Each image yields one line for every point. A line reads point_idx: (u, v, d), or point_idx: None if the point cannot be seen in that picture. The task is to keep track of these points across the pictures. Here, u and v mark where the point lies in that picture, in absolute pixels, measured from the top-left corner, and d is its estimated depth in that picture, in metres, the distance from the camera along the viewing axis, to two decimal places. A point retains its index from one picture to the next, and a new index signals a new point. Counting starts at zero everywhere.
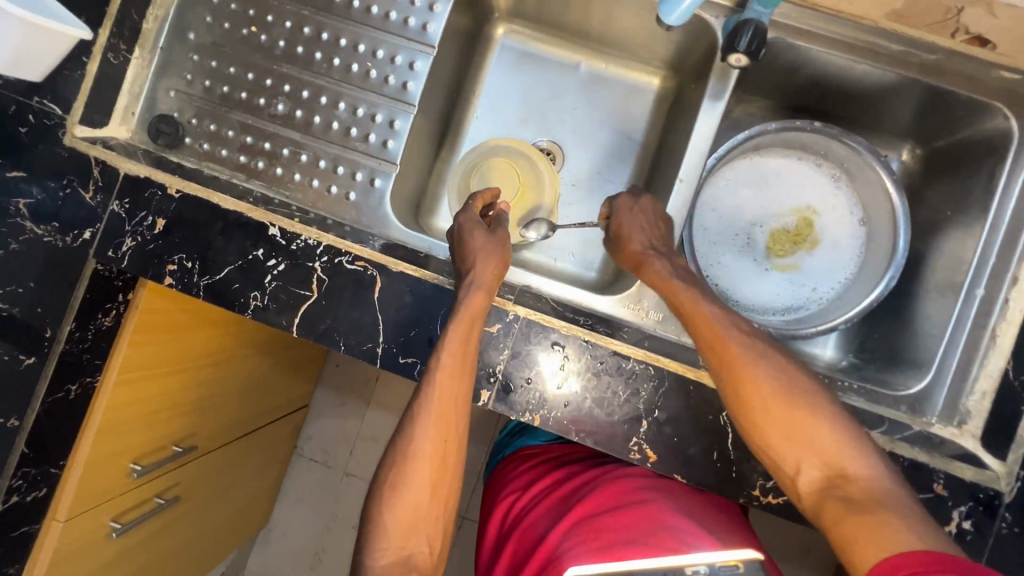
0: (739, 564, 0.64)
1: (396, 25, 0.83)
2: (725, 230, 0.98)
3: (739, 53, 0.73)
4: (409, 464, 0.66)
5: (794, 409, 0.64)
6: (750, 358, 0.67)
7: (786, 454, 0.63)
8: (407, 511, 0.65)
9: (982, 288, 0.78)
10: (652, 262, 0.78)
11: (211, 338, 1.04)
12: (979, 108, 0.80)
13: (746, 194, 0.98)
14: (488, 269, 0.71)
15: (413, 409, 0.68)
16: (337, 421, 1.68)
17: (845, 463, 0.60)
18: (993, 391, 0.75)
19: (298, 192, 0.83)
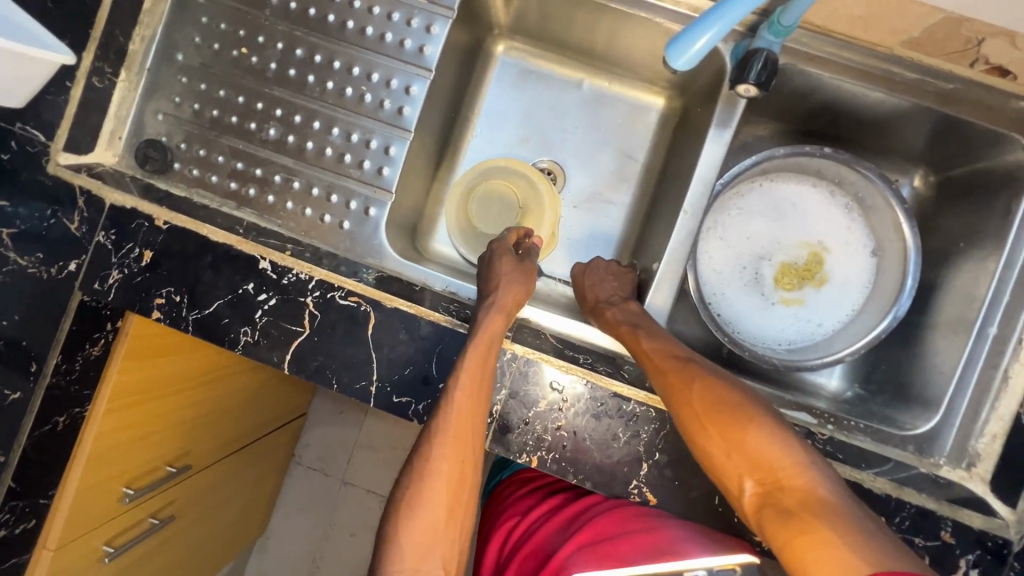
0: (735, 568, 0.63)
1: (392, 47, 0.80)
2: (731, 257, 0.95)
3: (749, 83, 0.70)
4: (425, 481, 0.64)
5: (729, 424, 0.63)
6: (688, 377, 0.68)
7: (729, 470, 0.63)
8: (423, 532, 0.62)
9: (995, 327, 0.75)
10: (607, 307, 0.80)
11: (205, 358, 1.02)
12: (997, 140, 0.77)
13: (756, 224, 0.95)
14: (510, 293, 0.75)
15: (432, 426, 0.66)
16: (336, 430, 1.67)
17: (780, 474, 0.59)
18: (1003, 434, 0.73)
19: (290, 221, 0.80)
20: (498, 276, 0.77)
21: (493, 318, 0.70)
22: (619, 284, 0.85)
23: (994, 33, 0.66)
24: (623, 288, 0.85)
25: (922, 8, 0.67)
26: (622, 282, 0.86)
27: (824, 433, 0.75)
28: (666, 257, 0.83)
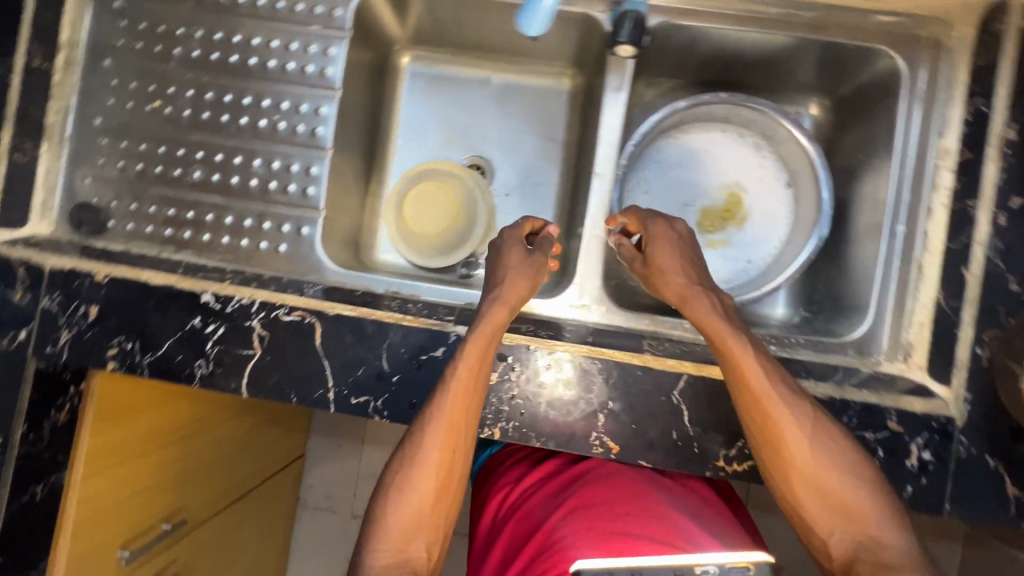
0: (748, 567, 0.66)
1: (296, 75, 0.85)
2: (659, 210, 1.00)
3: (622, 44, 0.76)
4: (415, 470, 0.69)
5: (823, 475, 0.66)
6: (784, 402, 0.67)
7: (822, 522, 0.66)
8: (412, 514, 0.68)
9: (902, 224, 0.80)
10: (698, 299, 0.75)
11: (184, 409, 1.04)
12: (866, 54, 0.83)
13: (677, 174, 1.01)
14: (513, 286, 0.76)
15: (423, 416, 0.70)
16: (337, 466, 1.65)
17: (874, 527, 0.64)
18: (930, 321, 0.76)
19: (230, 254, 0.84)
20: (508, 269, 0.78)
21: (496, 312, 0.72)
22: (698, 268, 0.80)
23: None
24: (696, 269, 0.80)
25: None
26: (694, 263, 0.80)
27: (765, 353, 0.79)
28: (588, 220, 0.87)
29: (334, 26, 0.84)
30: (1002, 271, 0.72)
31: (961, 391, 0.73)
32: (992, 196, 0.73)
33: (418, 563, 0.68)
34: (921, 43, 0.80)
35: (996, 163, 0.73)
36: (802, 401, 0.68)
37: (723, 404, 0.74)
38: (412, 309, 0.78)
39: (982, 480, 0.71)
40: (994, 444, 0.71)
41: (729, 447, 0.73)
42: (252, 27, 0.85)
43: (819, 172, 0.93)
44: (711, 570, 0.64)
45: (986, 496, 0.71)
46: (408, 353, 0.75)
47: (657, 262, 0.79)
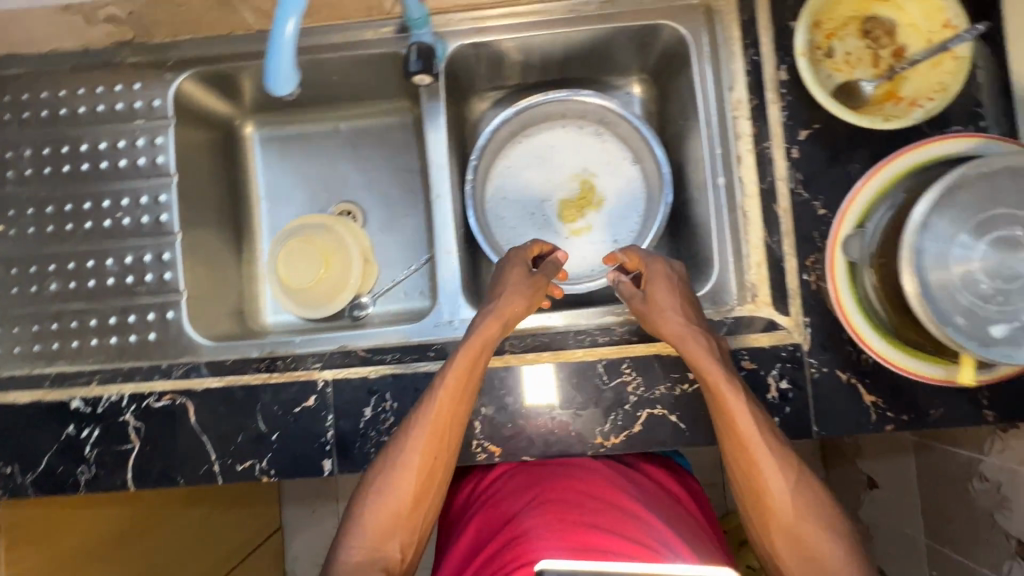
0: None
1: (130, 170, 0.88)
2: (520, 213, 1.03)
3: (416, 74, 0.79)
4: (397, 472, 0.69)
5: (787, 501, 0.66)
6: (767, 448, 0.67)
7: (783, 549, 0.66)
8: (388, 517, 0.68)
9: (721, 176, 0.85)
10: (695, 338, 0.71)
11: (109, 513, 0.99)
12: (653, 29, 0.88)
13: (532, 174, 1.04)
14: (510, 305, 0.74)
15: (410, 420, 0.70)
16: (317, 529, 1.48)
17: (837, 574, 0.64)
18: (764, 260, 0.81)
19: (101, 354, 0.85)
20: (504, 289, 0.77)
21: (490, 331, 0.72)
22: (692, 305, 0.74)
23: None
24: (692, 308, 0.75)
25: None
26: (692, 303, 0.75)
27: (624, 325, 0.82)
28: (441, 240, 0.89)
29: (158, 116, 0.88)
30: (806, 199, 0.77)
31: (800, 318, 0.77)
32: (782, 134, 0.78)
33: (392, 563, 0.67)
34: (696, 10, 0.86)
35: (778, 104, 0.79)
36: (768, 427, 0.69)
37: (589, 383, 0.76)
38: (280, 365, 0.80)
39: (840, 395, 0.75)
40: (842, 359, 0.75)
41: (603, 423, 0.76)
42: (79, 136, 0.88)
43: (651, 145, 0.97)
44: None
45: (847, 409, 0.75)
46: (282, 409, 0.77)
47: (653, 300, 0.74)
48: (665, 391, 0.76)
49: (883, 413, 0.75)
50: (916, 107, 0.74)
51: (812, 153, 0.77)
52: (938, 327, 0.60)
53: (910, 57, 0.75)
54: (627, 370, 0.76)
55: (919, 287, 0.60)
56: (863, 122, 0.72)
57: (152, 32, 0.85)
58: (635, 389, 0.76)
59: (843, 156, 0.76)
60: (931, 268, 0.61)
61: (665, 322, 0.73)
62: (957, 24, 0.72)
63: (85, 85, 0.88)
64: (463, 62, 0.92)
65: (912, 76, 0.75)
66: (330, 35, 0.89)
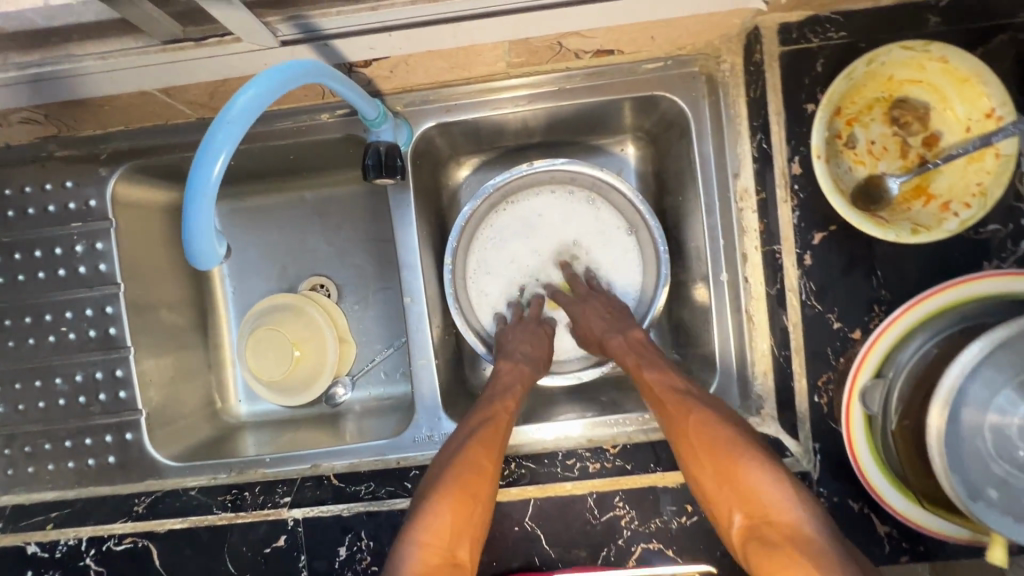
0: None
1: (71, 280, 0.80)
2: (507, 290, 0.93)
3: (371, 180, 0.69)
4: (462, 469, 0.65)
5: (727, 458, 0.62)
6: (697, 410, 0.67)
7: (720, 500, 0.62)
8: (460, 516, 0.62)
9: (724, 273, 0.77)
10: (613, 338, 0.80)
11: None
12: (649, 100, 0.78)
13: (519, 249, 0.93)
14: (540, 338, 0.84)
15: (465, 430, 0.70)
16: None
17: (770, 511, 0.59)
18: (771, 369, 0.74)
19: (59, 480, 0.80)
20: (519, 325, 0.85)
21: (530, 364, 0.80)
22: (620, 315, 0.83)
23: (561, 36, 0.65)
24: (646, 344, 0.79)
25: (488, 46, 0.66)
26: (619, 310, 0.84)
27: (617, 444, 0.74)
28: (417, 344, 0.82)
29: (96, 218, 0.79)
30: (820, 311, 0.68)
31: (809, 443, 0.70)
32: (793, 237, 0.68)
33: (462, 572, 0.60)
34: (697, 78, 0.75)
35: (789, 203, 0.68)
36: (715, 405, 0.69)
37: (577, 517, 0.71)
38: (247, 501, 0.74)
39: (851, 526, 0.69)
40: (854, 487, 0.69)
41: (594, 560, 0.70)
42: (12, 242, 0.80)
43: (647, 220, 0.86)
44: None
45: (859, 541, 0.69)
46: (251, 550, 0.72)
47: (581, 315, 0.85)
48: (661, 524, 0.70)
49: (897, 545, 0.68)
50: (949, 214, 0.64)
51: (828, 260, 0.68)
52: (968, 505, 0.53)
53: (944, 149, 0.65)
54: (620, 503, 0.71)
55: (948, 461, 0.52)
56: (889, 235, 0.62)
57: (77, 127, 0.75)
58: (629, 523, 0.70)
59: (862, 262, 0.68)
60: (961, 435, 0.53)
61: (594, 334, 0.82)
62: (1002, 115, 0.61)
63: (14, 185, 0.79)
64: (433, 141, 0.81)
65: (947, 168, 0.65)
66: (281, 120, 0.78)
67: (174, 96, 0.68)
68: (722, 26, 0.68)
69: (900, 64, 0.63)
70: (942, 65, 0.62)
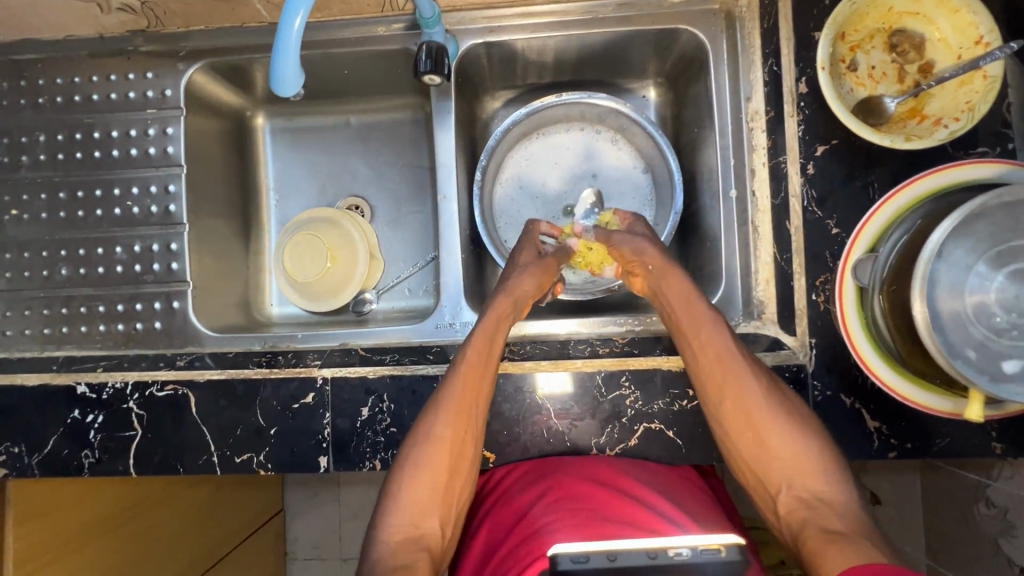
0: (721, 548, 0.49)
1: (141, 159, 0.89)
2: (529, 214, 1.01)
3: (424, 74, 0.78)
4: (429, 447, 0.68)
5: (784, 437, 0.65)
6: (736, 371, 0.68)
7: (773, 472, 0.65)
8: (425, 490, 0.66)
9: (734, 190, 0.83)
10: (673, 275, 0.75)
11: (122, 494, 1.00)
12: (672, 34, 0.86)
13: (548, 177, 1.01)
14: (526, 286, 0.80)
15: (438, 395, 0.71)
16: (320, 511, 1.44)
17: (822, 487, 0.62)
18: (772, 277, 0.80)
19: (108, 340, 0.87)
20: (522, 269, 0.81)
21: (528, 286, 0.80)
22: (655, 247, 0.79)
23: None
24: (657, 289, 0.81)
25: None
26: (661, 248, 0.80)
27: (625, 338, 0.81)
28: (445, 242, 0.89)
29: (169, 106, 0.88)
30: (820, 217, 0.75)
31: (806, 338, 0.75)
32: (797, 148, 0.76)
33: (434, 538, 0.65)
34: (716, 15, 0.83)
35: (795, 117, 0.76)
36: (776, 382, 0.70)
37: (586, 393, 0.76)
38: (280, 361, 0.81)
39: (843, 418, 0.73)
40: (846, 382, 0.73)
41: (599, 436, 0.76)
42: (91, 122, 0.89)
43: (664, 152, 0.93)
44: (686, 553, 0.48)
45: (850, 434, 0.73)
46: (280, 405, 0.78)
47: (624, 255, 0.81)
48: (664, 406, 0.75)
49: (885, 440, 0.73)
50: (940, 126, 0.71)
51: (828, 171, 0.75)
52: (949, 360, 0.58)
53: (938, 74, 0.72)
54: (626, 383, 0.76)
55: (929, 317, 0.58)
56: (884, 141, 0.69)
57: (165, 21, 0.85)
58: (634, 403, 0.76)
59: (860, 174, 0.74)
60: (942, 302, 0.58)
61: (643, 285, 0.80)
62: (990, 41, 0.69)
63: (99, 73, 0.89)
64: (475, 62, 0.91)
65: (939, 92, 0.72)
66: (342, 30, 0.88)
67: None
68: None
69: None
70: None
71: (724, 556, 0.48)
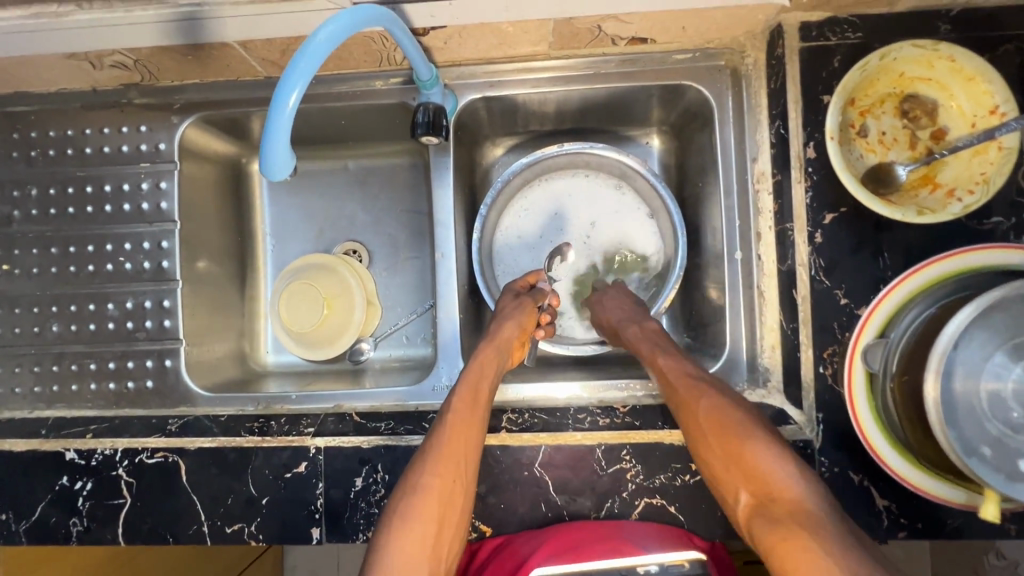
0: (685, 563, 0.68)
1: (134, 214, 0.87)
2: (531, 263, 0.99)
3: (421, 136, 0.76)
4: (416, 499, 0.65)
5: (730, 433, 0.61)
6: (691, 385, 0.67)
7: (727, 479, 0.60)
8: (413, 546, 0.62)
9: (739, 252, 0.81)
10: (642, 321, 0.80)
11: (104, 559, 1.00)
12: (676, 89, 0.84)
13: (549, 225, 0.98)
14: (509, 328, 0.79)
15: (426, 445, 0.69)
16: (316, 548, 1.42)
17: (778, 485, 0.56)
18: (779, 344, 0.78)
19: (99, 399, 0.85)
20: (505, 314, 0.81)
21: (514, 327, 0.80)
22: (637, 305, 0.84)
23: (601, 19, 0.72)
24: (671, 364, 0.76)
25: (535, 23, 0.73)
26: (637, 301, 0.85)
27: (627, 404, 0.78)
28: (443, 300, 0.87)
29: (163, 160, 0.87)
30: (828, 287, 0.72)
31: (812, 413, 0.72)
32: (805, 216, 0.73)
33: None
34: (722, 72, 0.81)
35: (802, 183, 0.73)
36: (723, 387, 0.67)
37: (586, 466, 0.74)
38: (272, 429, 0.79)
39: (851, 498, 0.71)
40: (855, 460, 0.71)
41: (599, 510, 0.74)
42: (84, 176, 0.88)
43: (667, 205, 0.91)
44: (654, 569, 0.68)
45: (858, 512, 0.70)
46: (272, 474, 0.76)
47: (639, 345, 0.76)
48: (665, 481, 0.73)
49: (895, 520, 0.70)
50: (954, 198, 0.68)
51: (837, 239, 0.72)
52: (963, 459, 0.55)
53: (951, 142, 0.70)
54: (627, 457, 0.74)
55: (943, 411, 0.56)
56: (895, 215, 0.66)
57: (159, 76, 0.83)
58: (634, 477, 0.74)
59: (871, 243, 0.72)
60: (955, 396, 0.56)
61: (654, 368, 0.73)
62: (1006, 111, 0.66)
63: (93, 126, 0.87)
64: (474, 115, 0.89)
65: (953, 161, 0.70)
66: (339, 84, 0.87)
67: (250, 52, 0.77)
68: (748, 21, 0.74)
69: (911, 62, 0.69)
70: (950, 64, 0.68)
71: (687, 568, 0.67)
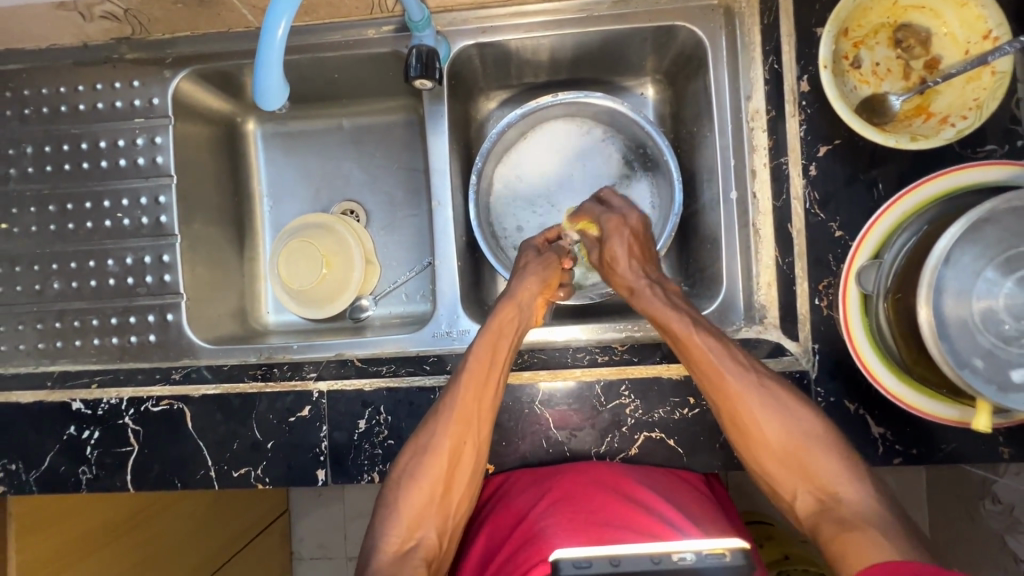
0: (725, 552, 0.56)
1: (130, 169, 0.88)
2: (517, 201, 0.98)
3: (415, 79, 0.76)
4: (427, 458, 0.69)
5: (797, 444, 0.66)
6: (732, 374, 0.68)
7: (786, 483, 0.67)
8: (421, 503, 0.68)
9: (734, 191, 0.81)
10: (646, 293, 0.75)
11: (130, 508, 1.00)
12: (669, 30, 0.83)
13: (544, 172, 0.98)
14: (526, 286, 0.77)
15: (438, 405, 0.71)
16: (322, 513, 1.43)
17: (836, 488, 0.64)
18: (775, 280, 0.78)
19: (103, 353, 0.86)
20: (523, 270, 0.79)
21: (530, 287, 0.77)
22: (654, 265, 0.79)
23: None
24: (649, 260, 0.80)
25: None
26: (643, 246, 0.80)
27: (624, 343, 0.79)
28: (441, 247, 0.88)
29: (157, 115, 0.87)
30: (822, 219, 0.73)
31: (808, 344, 0.73)
32: (799, 149, 0.74)
33: (429, 545, 0.68)
34: (715, 11, 0.81)
35: (796, 117, 0.74)
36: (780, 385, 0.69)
37: (585, 403, 0.75)
38: (276, 374, 0.80)
39: (847, 425, 0.71)
40: (850, 388, 0.72)
41: (599, 445, 0.75)
42: (79, 133, 0.88)
43: (663, 152, 0.90)
44: (690, 557, 0.56)
45: (855, 441, 0.71)
46: (277, 418, 0.77)
47: (607, 254, 0.79)
48: (664, 415, 0.75)
49: (890, 447, 0.71)
50: (947, 125, 0.69)
51: (832, 172, 0.72)
52: (955, 370, 0.56)
53: (944, 70, 0.70)
54: (626, 392, 0.75)
55: (936, 326, 0.57)
56: (889, 141, 0.66)
57: (150, 28, 0.83)
58: (633, 411, 0.75)
59: (864, 174, 0.72)
60: (949, 310, 0.57)
61: (624, 278, 0.78)
62: (998, 35, 0.66)
63: (85, 82, 0.87)
64: (468, 64, 0.89)
65: (946, 89, 0.70)
66: (332, 33, 0.86)
67: None
68: None
69: None
70: None
71: (728, 559, 0.55)
